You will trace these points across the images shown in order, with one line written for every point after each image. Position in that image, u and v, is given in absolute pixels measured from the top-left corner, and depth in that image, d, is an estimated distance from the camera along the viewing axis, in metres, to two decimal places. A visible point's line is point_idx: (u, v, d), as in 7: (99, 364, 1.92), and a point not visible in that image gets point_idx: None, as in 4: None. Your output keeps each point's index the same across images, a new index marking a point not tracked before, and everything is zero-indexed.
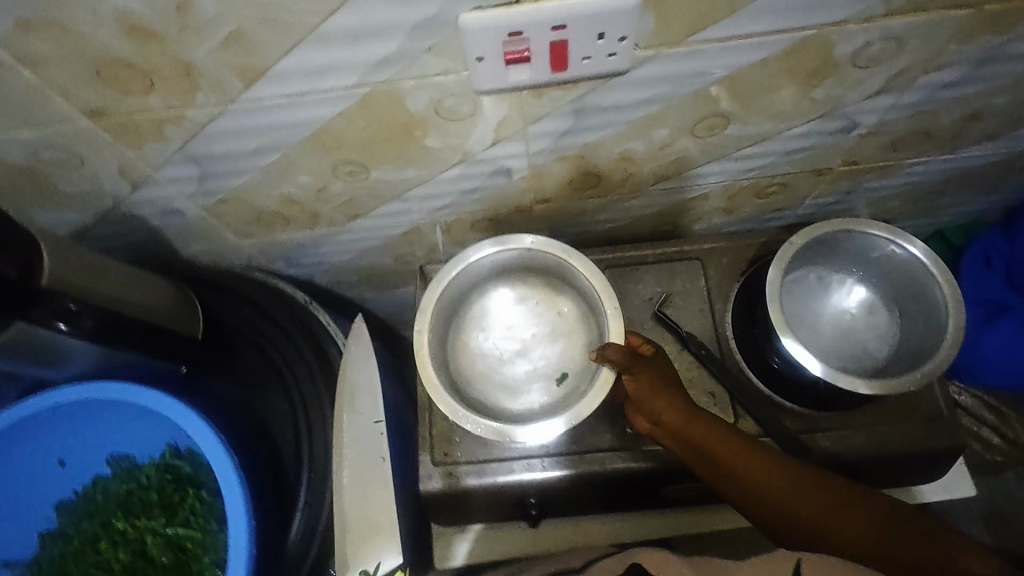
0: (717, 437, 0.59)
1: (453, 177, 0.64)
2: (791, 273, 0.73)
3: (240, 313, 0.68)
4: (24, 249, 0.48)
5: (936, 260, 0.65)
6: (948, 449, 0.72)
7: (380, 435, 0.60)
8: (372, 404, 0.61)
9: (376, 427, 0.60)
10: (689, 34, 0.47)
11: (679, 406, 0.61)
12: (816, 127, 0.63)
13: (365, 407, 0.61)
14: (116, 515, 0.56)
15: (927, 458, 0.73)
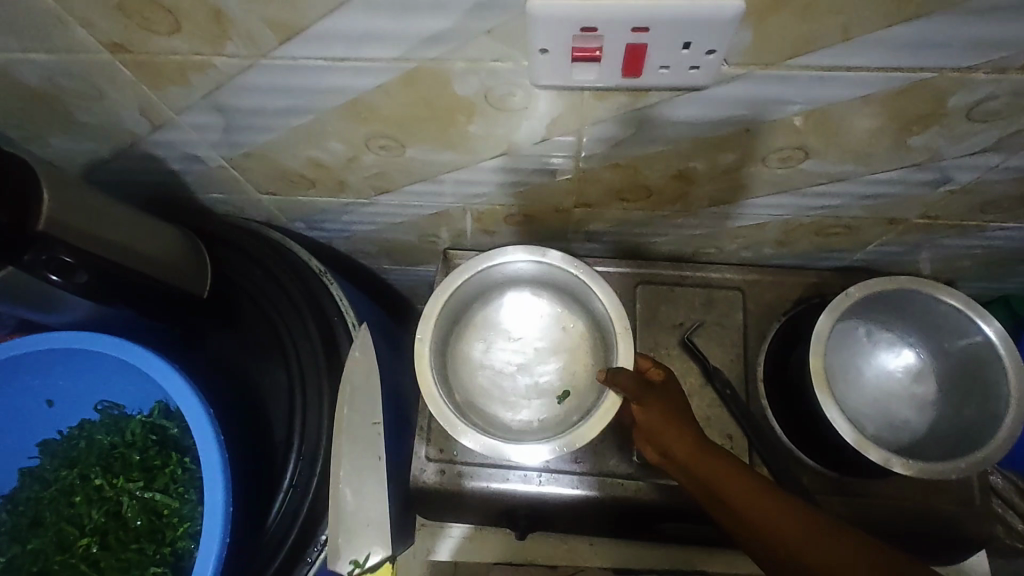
0: (724, 472, 0.54)
1: (493, 167, 0.59)
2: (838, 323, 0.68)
3: (250, 276, 0.64)
4: (24, 190, 0.45)
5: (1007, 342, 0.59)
6: (967, 538, 0.67)
7: (376, 436, 0.61)
8: (371, 404, 0.62)
9: (371, 428, 0.61)
10: (786, 57, 0.41)
11: (686, 435, 0.57)
12: (902, 175, 0.56)
13: (364, 406, 0.61)
14: (95, 469, 0.54)
15: (947, 542, 0.68)
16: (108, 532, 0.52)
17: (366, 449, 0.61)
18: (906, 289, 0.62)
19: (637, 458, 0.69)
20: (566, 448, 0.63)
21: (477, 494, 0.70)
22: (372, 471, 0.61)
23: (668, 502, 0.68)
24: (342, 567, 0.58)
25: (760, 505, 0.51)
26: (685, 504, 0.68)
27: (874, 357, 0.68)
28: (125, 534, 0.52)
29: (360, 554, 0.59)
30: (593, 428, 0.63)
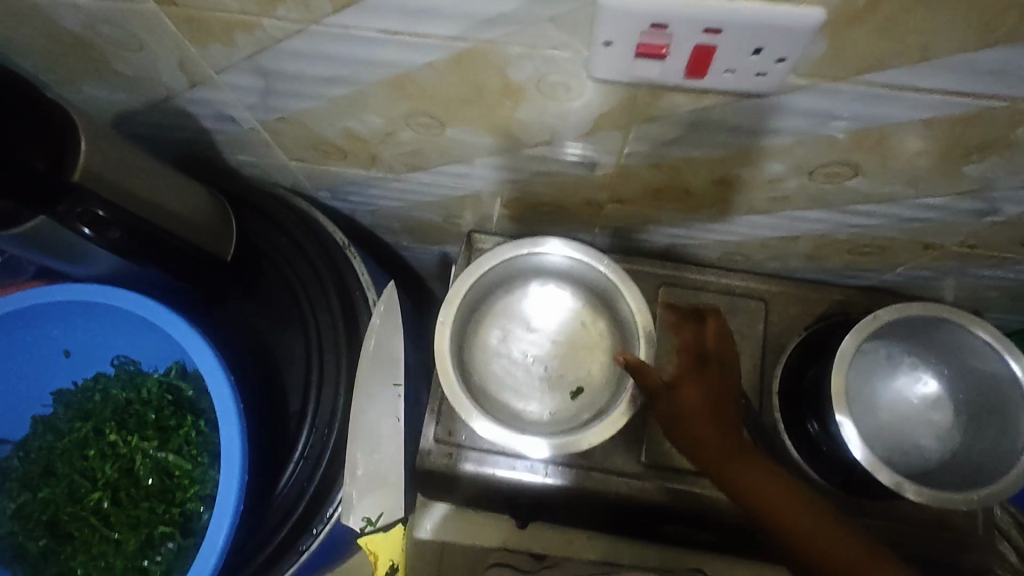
0: (740, 455, 0.53)
1: (532, 156, 0.58)
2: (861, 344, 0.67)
3: (274, 242, 0.63)
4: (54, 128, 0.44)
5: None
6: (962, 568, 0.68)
7: (395, 397, 0.58)
8: (391, 364, 0.59)
9: (392, 388, 0.59)
10: (856, 72, 0.40)
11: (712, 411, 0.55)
12: (948, 202, 0.55)
13: (382, 371, 0.58)
14: (109, 423, 0.54)
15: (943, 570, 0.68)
16: (120, 488, 0.52)
17: (381, 407, 0.58)
18: (936, 317, 0.61)
19: (645, 459, 0.69)
20: (574, 446, 0.63)
21: (482, 481, 0.70)
22: (388, 433, 0.58)
23: (671, 505, 0.69)
24: (354, 523, 0.56)
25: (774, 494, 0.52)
26: (688, 509, 0.69)
27: (893, 381, 0.67)
28: (136, 492, 0.52)
29: (373, 512, 0.56)
30: (600, 435, 0.63)
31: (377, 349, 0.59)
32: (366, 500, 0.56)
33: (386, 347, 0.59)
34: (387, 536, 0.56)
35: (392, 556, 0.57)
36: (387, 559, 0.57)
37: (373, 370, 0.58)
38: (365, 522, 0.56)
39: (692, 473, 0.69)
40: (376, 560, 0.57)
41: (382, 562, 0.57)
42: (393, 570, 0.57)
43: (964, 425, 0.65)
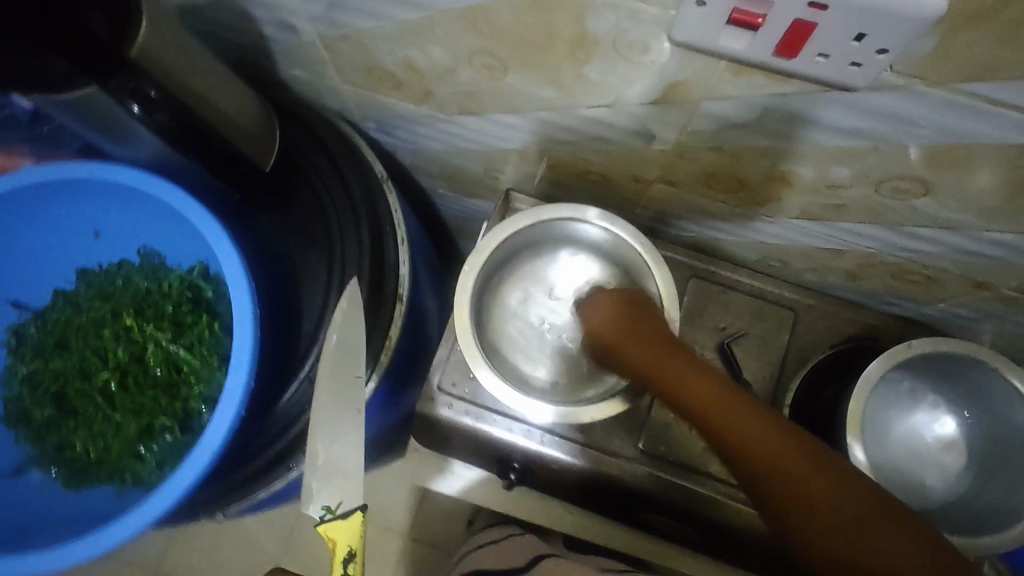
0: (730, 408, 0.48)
1: (590, 117, 0.56)
2: (885, 375, 0.65)
3: (314, 160, 0.62)
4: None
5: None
6: None
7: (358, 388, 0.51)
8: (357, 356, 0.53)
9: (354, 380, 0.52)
10: (959, 79, 0.37)
11: (675, 372, 0.51)
12: (1013, 240, 0.52)
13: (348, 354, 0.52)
14: (128, 308, 0.54)
15: None
16: (127, 372, 0.52)
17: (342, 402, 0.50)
18: (968, 357, 0.59)
19: (643, 445, 0.69)
20: (573, 415, 0.63)
21: (476, 436, 0.70)
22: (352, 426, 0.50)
23: (659, 495, 0.68)
24: (313, 512, 0.48)
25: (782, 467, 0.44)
26: (675, 502, 0.68)
27: (909, 416, 0.66)
28: (143, 379, 0.52)
29: (332, 500, 0.48)
30: (600, 412, 0.63)
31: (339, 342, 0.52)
32: (331, 488, 0.48)
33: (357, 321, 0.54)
34: (347, 522, 0.48)
35: (351, 545, 0.48)
36: (344, 545, 0.48)
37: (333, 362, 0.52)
38: (324, 511, 0.48)
39: (687, 468, 0.68)
40: (333, 548, 0.48)
41: (339, 551, 0.48)
42: (351, 556, 0.48)
43: (974, 472, 0.63)
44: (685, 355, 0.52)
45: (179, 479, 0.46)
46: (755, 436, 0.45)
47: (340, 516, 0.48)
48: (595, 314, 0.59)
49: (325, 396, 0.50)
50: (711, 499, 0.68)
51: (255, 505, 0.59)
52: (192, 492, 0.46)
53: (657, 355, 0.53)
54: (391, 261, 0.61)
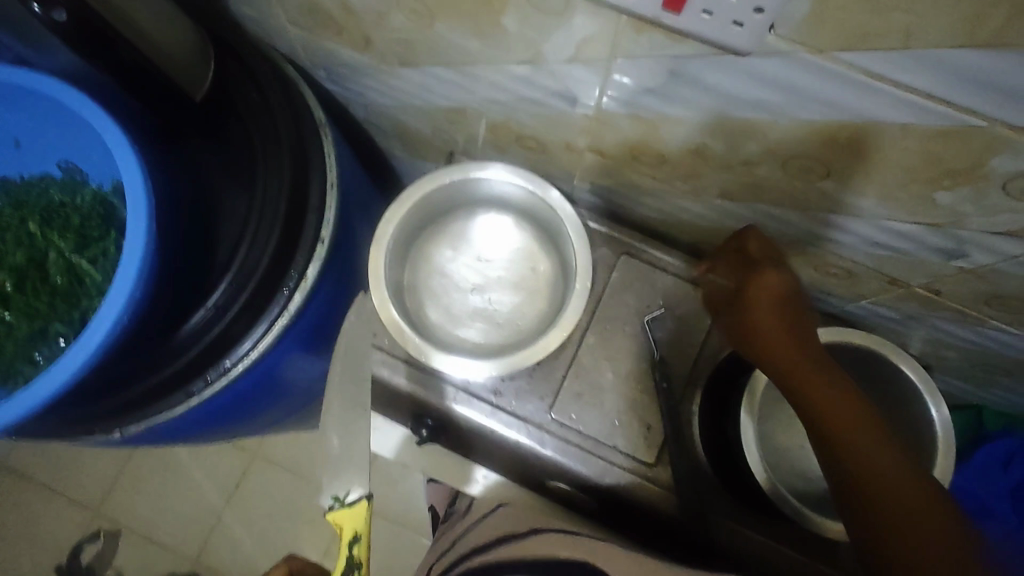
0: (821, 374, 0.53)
1: (517, 75, 0.56)
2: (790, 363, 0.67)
3: (249, 97, 0.62)
4: None
5: (946, 436, 0.58)
6: None
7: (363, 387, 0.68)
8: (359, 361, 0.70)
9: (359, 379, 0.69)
10: (838, 47, 0.37)
11: (772, 333, 0.56)
12: (916, 233, 0.52)
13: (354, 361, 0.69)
14: (36, 216, 0.55)
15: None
16: (27, 277, 0.53)
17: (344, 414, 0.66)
18: (868, 348, 0.61)
19: (555, 414, 0.71)
20: (495, 368, 0.63)
21: (393, 388, 0.72)
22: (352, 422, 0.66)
23: (563, 462, 0.70)
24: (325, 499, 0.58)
25: (858, 437, 0.49)
26: (576, 470, 0.70)
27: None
28: (42, 286, 0.53)
29: (341, 491, 0.58)
30: (526, 359, 0.63)
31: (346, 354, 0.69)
32: (338, 483, 0.60)
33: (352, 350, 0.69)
34: (350, 509, 0.55)
35: (357, 529, 0.54)
36: (349, 530, 0.54)
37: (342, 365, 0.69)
38: (332, 501, 0.57)
39: (592, 439, 0.70)
40: (340, 532, 0.54)
41: (347, 535, 0.54)
42: (354, 540, 0.54)
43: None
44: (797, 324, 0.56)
45: (52, 377, 0.49)
46: (848, 410, 0.50)
47: (346, 504, 0.56)
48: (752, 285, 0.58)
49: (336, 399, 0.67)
50: (614, 470, 0.69)
51: (153, 428, 0.62)
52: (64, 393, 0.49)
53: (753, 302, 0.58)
54: (313, 204, 0.62)
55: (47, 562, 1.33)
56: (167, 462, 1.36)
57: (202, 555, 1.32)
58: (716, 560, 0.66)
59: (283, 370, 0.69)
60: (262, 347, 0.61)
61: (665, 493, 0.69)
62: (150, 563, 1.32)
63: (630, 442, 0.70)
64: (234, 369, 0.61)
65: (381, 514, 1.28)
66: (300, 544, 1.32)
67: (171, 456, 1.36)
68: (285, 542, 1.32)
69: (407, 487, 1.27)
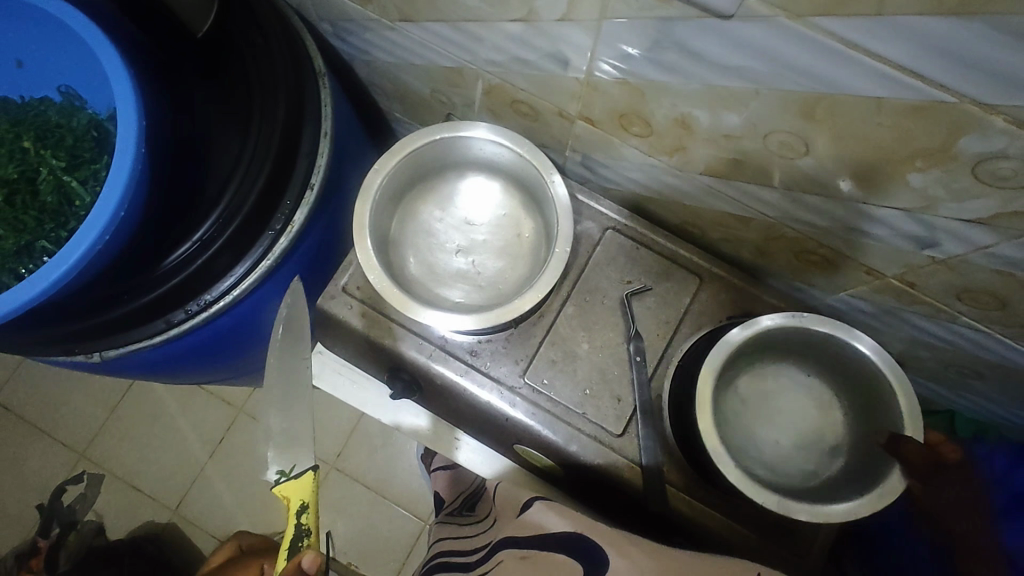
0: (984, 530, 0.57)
1: (512, 34, 0.57)
2: (762, 353, 0.65)
3: (249, 39, 0.63)
4: None
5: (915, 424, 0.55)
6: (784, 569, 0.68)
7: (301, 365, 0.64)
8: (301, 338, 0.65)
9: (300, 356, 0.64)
10: (814, 12, 0.38)
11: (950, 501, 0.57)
12: (892, 218, 0.53)
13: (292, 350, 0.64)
14: (31, 134, 0.57)
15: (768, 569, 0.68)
16: (18, 191, 0.55)
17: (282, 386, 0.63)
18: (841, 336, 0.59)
19: (528, 378, 0.71)
20: (473, 323, 0.64)
21: (371, 342, 0.73)
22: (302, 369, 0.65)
23: (532, 427, 0.70)
24: (270, 472, 0.60)
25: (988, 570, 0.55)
26: (544, 436, 0.70)
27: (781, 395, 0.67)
28: (31, 201, 0.55)
29: (286, 463, 0.60)
30: (503, 316, 0.64)
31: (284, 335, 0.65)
32: (284, 453, 0.61)
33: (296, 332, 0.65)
34: (299, 480, 0.59)
35: (304, 498, 0.60)
36: (297, 500, 0.60)
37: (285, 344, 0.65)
38: (279, 474, 0.60)
39: (563, 406, 0.70)
40: (289, 502, 0.60)
41: (294, 503, 0.59)
42: (303, 507, 0.60)
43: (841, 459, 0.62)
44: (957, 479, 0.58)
45: (32, 285, 0.50)
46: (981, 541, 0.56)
47: (293, 477, 0.59)
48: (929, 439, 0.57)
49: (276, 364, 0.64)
50: (581, 438, 0.69)
51: (132, 355, 0.63)
52: (43, 301, 0.50)
53: (951, 480, 0.57)
54: (305, 150, 0.63)
55: (30, 499, 1.35)
56: (154, 411, 1.38)
57: (181, 506, 1.33)
58: (676, 535, 0.69)
59: (268, 315, 0.71)
60: (245, 285, 0.63)
61: (632, 465, 0.69)
62: (129, 508, 1.34)
63: (600, 413, 0.70)
64: (216, 304, 0.62)
65: (359, 479, 1.29)
66: (277, 502, 1.33)
67: (159, 406, 1.38)
68: (263, 499, 1.33)
69: (389, 452, 1.30)
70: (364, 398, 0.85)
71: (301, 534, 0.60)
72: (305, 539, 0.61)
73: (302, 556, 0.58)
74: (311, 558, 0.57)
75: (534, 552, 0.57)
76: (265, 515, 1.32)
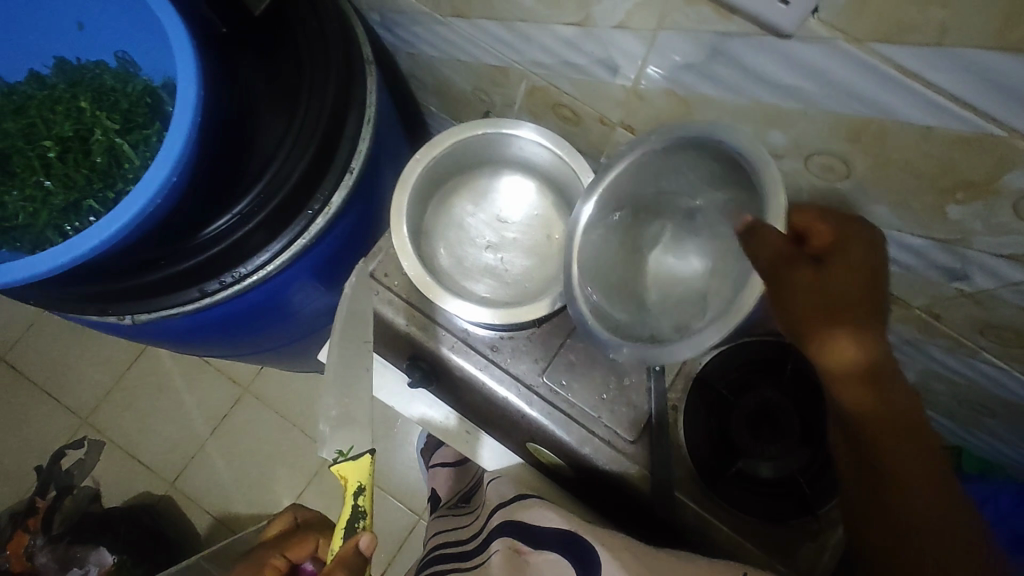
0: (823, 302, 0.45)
1: (564, 37, 0.58)
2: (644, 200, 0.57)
3: (305, 22, 0.64)
4: None
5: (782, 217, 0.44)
6: None
7: (363, 351, 0.73)
8: (364, 325, 0.73)
9: (362, 343, 0.73)
10: (875, 39, 0.38)
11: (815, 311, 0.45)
12: (924, 247, 0.54)
13: (354, 329, 0.73)
14: (88, 95, 0.59)
15: None
16: (71, 148, 0.57)
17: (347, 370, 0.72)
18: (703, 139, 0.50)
19: (546, 377, 0.71)
20: (499, 319, 0.65)
21: (394, 329, 0.73)
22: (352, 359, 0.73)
23: (546, 425, 0.71)
24: (330, 453, 0.68)
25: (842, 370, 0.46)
26: (557, 436, 0.70)
27: (787, 397, 0.68)
28: (82, 160, 0.57)
29: (344, 446, 0.69)
30: (529, 314, 0.65)
31: (351, 315, 0.73)
32: (341, 437, 0.69)
33: (359, 316, 0.73)
34: (354, 462, 0.65)
35: (361, 480, 0.65)
36: (355, 482, 0.65)
37: (347, 330, 0.73)
38: (339, 455, 0.67)
39: (579, 408, 0.71)
40: (347, 483, 0.65)
41: (351, 484, 0.65)
42: (360, 490, 0.64)
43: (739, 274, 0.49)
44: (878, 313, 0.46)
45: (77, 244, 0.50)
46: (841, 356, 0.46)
47: (351, 460, 0.65)
48: (793, 224, 0.50)
49: (336, 358, 0.71)
50: (595, 441, 0.70)
51: (163, 320, 0.64)
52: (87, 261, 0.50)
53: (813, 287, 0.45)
54: (349, 135, 0.64)
55: (30, 461, 1.36)
56: (161, 383, 1.38)
57: (178, 480, 1.34)
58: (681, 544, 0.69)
59: (293, 293, 0.72)
60: (279, 261, 0.64)
61: (641, 471, 0.69)
62: (127, 478, 1.34)
63: (614, 417, 0.70)
64: (249, 277, 0.64)
65: None
66: (275, 485, 1.33)
67: (165, 378, 1.39)
68: (261, 480, 1.34)
69: (391, 443, 1.31)
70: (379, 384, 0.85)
71: (357, 516, 0.65)
72: (360, 521, 0.65)
73: (358, 537, 0.63)
74: (367, 540, 0.62)
75: (527, 550, 0.59)
76: (262, 496, 1.33)
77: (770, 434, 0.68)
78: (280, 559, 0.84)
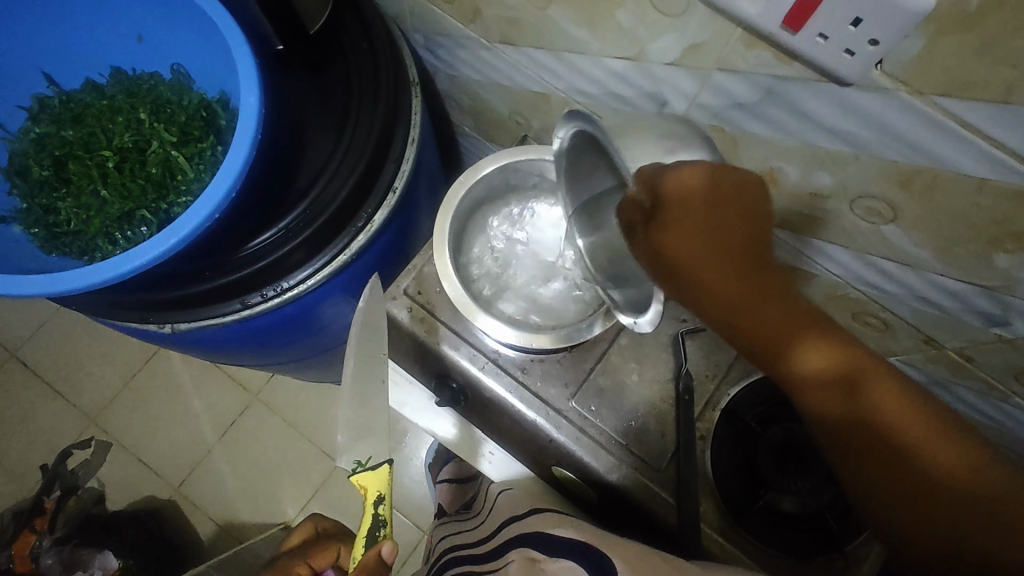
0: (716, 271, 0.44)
1: (614, 70, 0.59)
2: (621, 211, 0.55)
3: (355, 42, 0.66)
4: None
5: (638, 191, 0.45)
6: None
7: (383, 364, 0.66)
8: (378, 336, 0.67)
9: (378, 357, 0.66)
10: (937, 92, 0.39)
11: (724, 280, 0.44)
12: (966, 292, 0.54)
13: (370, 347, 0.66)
14: (146, 107, 0.63)
15: None
16: (129, 158, 0.61)
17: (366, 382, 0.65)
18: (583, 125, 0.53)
19: (575, 402, 0.72)
20: (535, 342, 0.65)
21: (424, 346, 0.73)
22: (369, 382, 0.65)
23: (574, 450, 0.70)
24: (347, 463, 0.63)
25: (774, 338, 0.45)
26: (584, 461, 0.70)
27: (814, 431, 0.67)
28: (139, 169, 0.61)
29: (363, 456, 0.63)
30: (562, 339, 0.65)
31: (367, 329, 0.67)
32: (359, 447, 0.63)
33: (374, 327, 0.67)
34: (373, 471, 0.61)
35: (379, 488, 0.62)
36: (374, 491, 0.61)
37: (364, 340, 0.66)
38: (354, 463, 0.63)
39: (607, 434, 0.71)
40: (365, 492, 0.61)
41: (371, 494, 0.62)
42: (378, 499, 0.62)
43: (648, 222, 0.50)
44: (752, 241, 0.44)
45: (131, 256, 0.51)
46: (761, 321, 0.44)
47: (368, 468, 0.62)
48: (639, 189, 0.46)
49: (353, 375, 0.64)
50: (621, 468, 0.70)
51: (201, 330, 0.65)
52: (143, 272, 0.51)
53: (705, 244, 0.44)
54: (394, 155, 0.65)
55: (36, 459, 1.35)
56: (171, 385, 1.38)
57: (184, 485, 1.33)
58: None
59: (326, 307, 0.72)
60: (319, 277, 0.65)
61: (667, 501, 0.69)
62: (133, 480, 1.33)
63: (642, 445, 0.70)
64: (290, 291, 0.64)
65: None
66: (281, 494, 1.32)
67: (176, 381, 1.38)
68: (268, 489, 1.33)
69: (401, 456, 1.31)
70: (402, 400, 0.85)
71: (378, 525, 0.63)
72: (382, 529, 0.63)
73: (381, 544, 0.60)
74: (389, 547, 0.60)
75: (542, 558, 0.56)
76: (268, 505, 1.32)
77: (796, 468, 0.66)
78: (304, 567, 0.88)
